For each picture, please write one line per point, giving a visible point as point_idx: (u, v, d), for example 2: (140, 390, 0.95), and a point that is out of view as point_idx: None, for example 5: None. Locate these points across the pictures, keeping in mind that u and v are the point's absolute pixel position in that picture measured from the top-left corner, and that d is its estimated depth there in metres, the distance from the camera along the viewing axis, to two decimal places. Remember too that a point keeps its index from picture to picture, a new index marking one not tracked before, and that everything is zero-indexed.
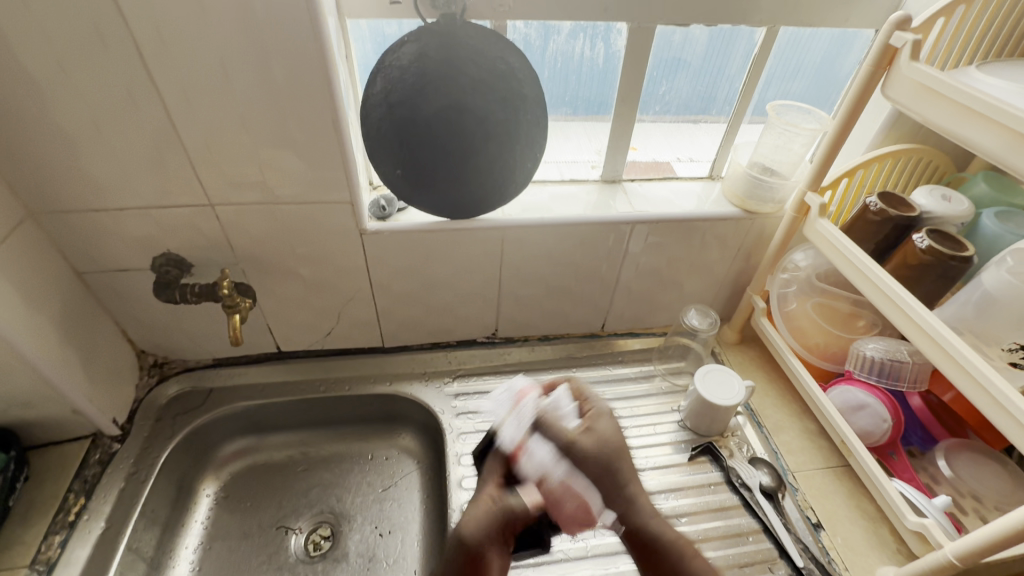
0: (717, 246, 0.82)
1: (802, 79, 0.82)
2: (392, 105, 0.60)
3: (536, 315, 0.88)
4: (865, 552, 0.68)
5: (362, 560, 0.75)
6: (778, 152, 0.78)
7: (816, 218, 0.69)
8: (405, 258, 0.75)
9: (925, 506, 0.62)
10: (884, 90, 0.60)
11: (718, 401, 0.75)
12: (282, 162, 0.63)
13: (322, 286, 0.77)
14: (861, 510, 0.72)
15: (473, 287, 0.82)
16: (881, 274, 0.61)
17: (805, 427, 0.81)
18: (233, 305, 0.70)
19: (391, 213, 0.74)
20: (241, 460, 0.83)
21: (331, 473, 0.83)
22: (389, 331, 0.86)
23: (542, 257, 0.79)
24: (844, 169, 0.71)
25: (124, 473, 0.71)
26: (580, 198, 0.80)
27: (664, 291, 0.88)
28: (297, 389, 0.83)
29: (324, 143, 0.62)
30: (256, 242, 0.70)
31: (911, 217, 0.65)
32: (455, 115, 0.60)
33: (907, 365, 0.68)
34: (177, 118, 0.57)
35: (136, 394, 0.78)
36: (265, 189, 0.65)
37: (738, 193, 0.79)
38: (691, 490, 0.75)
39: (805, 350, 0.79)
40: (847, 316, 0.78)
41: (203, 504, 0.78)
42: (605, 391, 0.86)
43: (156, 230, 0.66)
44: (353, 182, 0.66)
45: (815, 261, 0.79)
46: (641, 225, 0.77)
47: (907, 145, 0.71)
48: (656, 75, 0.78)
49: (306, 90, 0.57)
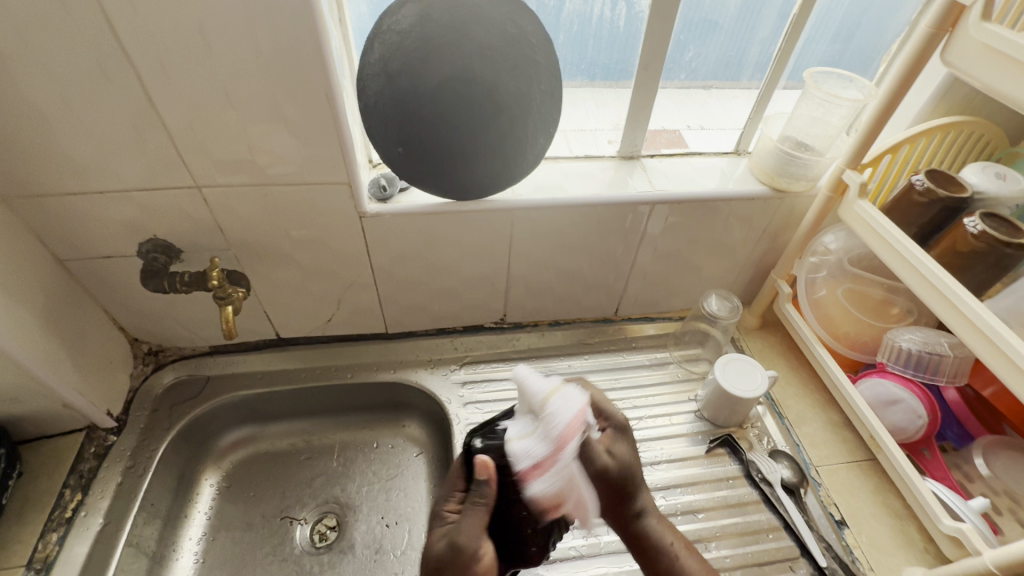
0: (742, 227, 0.77)
1: (843, 42, 0.75)
2: (392, 76, 0.55)
3: (548, 300, 0.84)
4: (891, 551, 0.65)
5: (369, 551, 0.73)
6: (814, 125, 0.72)
7: (855, 199, 0.63)
8: (408, 243, 0.71)
9: (961, 509, 0.59)
10: (945, 55, 0.53)
11: (738, 392, 0.71)
12: (272, 141, 0.57)
13: (321, 272, 0.72)
14: (888, 507, 0.69)
15: (481, 273, 0.77)
16: (928, 261, 0.55)
17: (830, 418, 0.77)
18: (226, 296, 0.66)
19: (392, 193, 0.69)
20: (242, 450, 0.81)
21: (336, 462, 0.81)
22: (393, 317, 0.82)
23: (555, 240, 0.74)
24: (888, 145, 0.65)
25: (121, 467, 0.68)
26: (595, 175, 0.75)
27: (683, 274, 0.83)
28: (298, 378, 0.80)
29: (317, 118, 0.56)
30: (248, 226, 0.65)
31: (961, 198, 0.59)
32: (463, 84, 0.54)
33: (947, 359, 0.63)
34: (153, 93, 0.52)
35: (132, 384, 0.76)
36: (254, 169, 0.59)
37: (768, 170, 0.73)
38: (707, 484, 0.72)
39: (833, 339, 0.75)
40: (880, 303, 0.73)
41: (206, 494, 0.76)
42: (620, 379, 0.82)
43: (141, 214, 0.62)
44: (351, 161, 0.60)
45: (847, 243, 0.74)
46: (662, 205, 0.72)
47: (960, 117, 0.64)
48: (683, 39, 0.71)
49: (296, 59, 0.51)
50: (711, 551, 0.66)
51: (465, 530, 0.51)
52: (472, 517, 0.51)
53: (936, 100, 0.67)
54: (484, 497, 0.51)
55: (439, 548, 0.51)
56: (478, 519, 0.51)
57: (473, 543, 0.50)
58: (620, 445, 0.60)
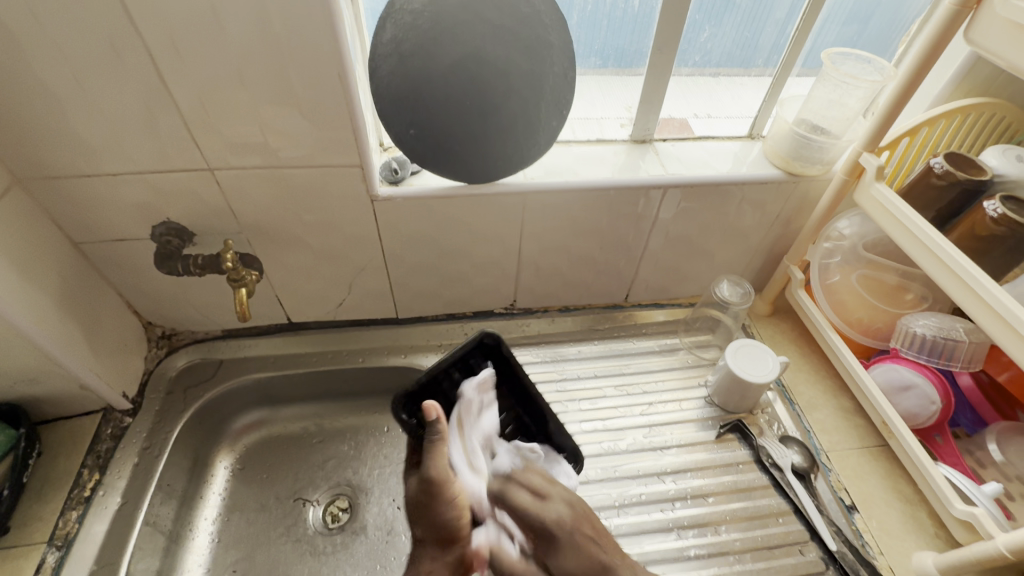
0: (755, 212, 0.76)
1: (861, 23, 0.74)
2: (405, 57, 0.54)
3: (558, 286, 0.84)
4: (901, 536, 0.65)
5: (380, 533, 0.74)
6: (831, 108, 0.71)
7: (871, 182, 0.62)
8: (419, 227, 0.71)
9: (973, 494, 0.59)
10: (968, 34, 0.52)
11: (749, 377, 0.71)
12: (285, 123, 0.57)
13: (333, 256, 0.73)
14: (899, 492, 0.69)
15: (492, 257, 0.77)
16: (945, 245, 0.55)
17: (841, 404, 0.77)
18: (240, 278, 0.66)
19: (404, 176, 0.68)
20: (255, 433, 0.82)
21: (347, 446, 0.82)
22: (403, 302, 0.82)
23: (566, 225, 0.74)
24: (906, 127, 0.63)
25: (138, 447, 0.69)
26: (607, 159, 0.74)
27: (694, 260, 0.83)
28: (308, 362, 0.80)
29: (329, 100, 0.56)
30: (260, 210, 0.65)
31: (981, 181, 0.58)
32: (475, 66, 0.54)
33: (963, 344, 0.63)
34: (166, 73, 0.51)
35: (146, 366, 0.76)
36: (267, 152, 0.59)
37: (782, 153, 0.72)
38: (717, 469, 0.72)
39: (846, 325, 0.74)
40: (894, 290, 0.72)
41: (220, 476, 0.77)
42: (630, 364, 0.82)
43: (154, 197, 0.62)
44: (363, 144, 0.60)
45: (862, 228, 0.74)
46: (674, 189, 0.71)
47: (978, 99, 0.63)
48: (699, 19, 0.70)
49: (308, 40, 0.51)
50: (720, 535, 0.66)
51: (433, 465, 0.62)
52: (437, 451, 0.62)
53: (957, 81, 0.65)
54: (437, 434, 0.62)
55: (416, 485, 0.63)
56: (440, 450, 0.62)
57: (440, 473, 0.61)
58: (562, 496, 0.60)
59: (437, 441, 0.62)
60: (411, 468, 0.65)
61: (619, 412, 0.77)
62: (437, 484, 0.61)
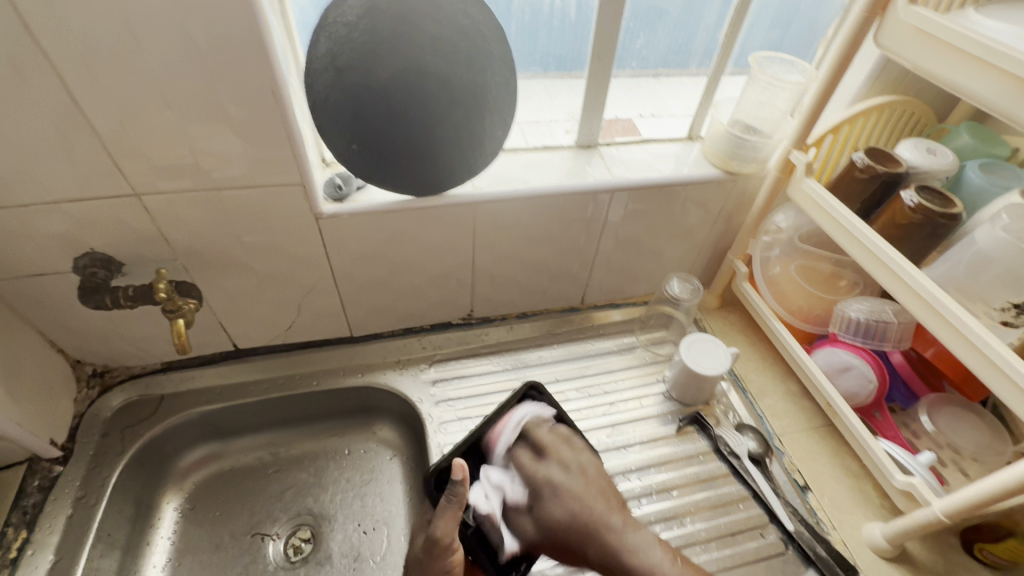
0: (698, 210, 0.79)
1: (783, 28, 0.78)
2: (340, 71, 0.53)
3: (514, 293, 0.84)
4: (851, 509, 0.69)
5: (347, 560, 0.72)
6: (761, 109, 0.74)
7: (802, 177, 0.66)
8: (367, 243, 0.69)
9: (910, 463, 0.62)
10: (876, 39, 0.56)
11: (702, 370, 0.73)
12: (218, 143, 0.54)
13: (278, 278, 0.70)
14: (845, 468, 0.73)
15: (445, 269, 0.76)
16: (871, 235, 0.58)
17: (789, 389, 0.81)
18: (176, 309, 0.62)
19: (348, 192, 0.66)
20: (205, 468, 0.77)
21: (307, 473, 0.79)
22: (356, 320, 0.80)
23: (517, 232, 0.74)
24: (829, 125, 0.67)
25: (71, 498, 0.64)
26: (555, 165, 0.74)
27: (645, 260, 0.85)
28: (259, 390, 0.77)
29: (264, 118, 0.54)
30: (196, 235, 0.62)
31: (898, 172, 0.62)
32: (416, 78, 0.54)
33: (893, 325, 0.68)
34: (79, 95, 0.48)
35: (77, 409, 0.71)
36: (198, 174, 0.56)
37: (720, 153, 0.75)
38: (678, 462, 0.74)
39: (788, 314, 0.78)
40: (829, 276, 0.77)
41: (168, 518, 0.73)
42: (590, 366, 0.84)
43: (74, 227, 0.57)
44: (304, 161, 0.58)
45: (797, 221, 0.77)
46: (621, 191, 0.72)
47: (893, 97, 0.68)
48: (633, 27, 0.72)
49: (236, 55, 0.49)
50: (686, 527, 0.68)
51: (440, 526, 0.53)
52: (448, 512, 0.54)
53: (871, 80, 0.70)
54: (456, 494, 0.53)
55: (419, 543, 0.56)
56: (455, 514, 0.53)
57: (449, 537, 0.53)
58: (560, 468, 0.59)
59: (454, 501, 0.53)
60: (422, 525, 0.57)
61: (582, 414, 0.78)
62: (441, 550, 0.53)
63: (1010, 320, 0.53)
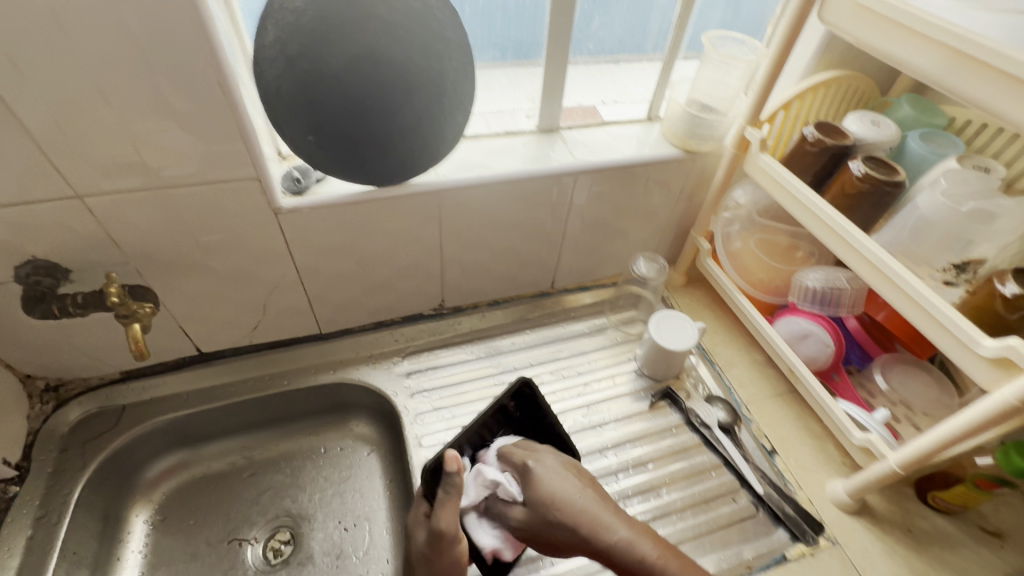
0: (660, 190, 0.80)
1: (733, 7, 0.79)
2: (292, 59, 0.52)
3: (484, 281, 0.84)
4: (815, 469, 0.72)
5: (329, 558, 0.71)
6: (717, 88, 0.76)
7: (757, 153, 0.68)
8: (331, 237, 0.67)
9: (867, 421, 0.65)
10: (821, 14, 0.58)
11: (671, 346, 0.75)
12: (164, 139, 0.52)
13: (239, 277, 0.67)
14: (809, 431, 0.76)
15: (413, 260, 0.75)
16: (823, 206, 0.61)
17: (754, 359, 0.84)
18: (130, 313, 0.60)
19: (308, 185, 0.65)
20: (175, 477, 0.75)
21: (283, 474, 0.78)
22: (325, 316, 0.78)
23: (484, 219, 0.74)
24: (781, 102, 0.69)
25: (30, 519, 0.61)
26: (518, 151, 0.74)
27: (612, 241, 0.86)
28: (227, 393, 0.75)
29: (212, 111, 0.52)
30: (148, 237, 0.59)
31: (846, 144, 0.65)
32: (372, 66, 0.53)
33: (846, 291, 0.71)
34: (5, 92, 0.45)
35: (31, 426, 0.67)
36: (145, 172, 0.54)
37: (679, 133, 0.76)
38: (653, 436, 0.76)
39: (750, 286, 0.80)
40: (787, 248, 0.79)
41: (138, 532, 0.70)
42: (563, 349, 0.85)
43: (12, 234, 0.54)
44: (258, 154, 0.56)
45: (754, 196, 0.80)
46: (585, 174, 0.73)
47: (837, 72, 0.71)
48: (588, 9, 0.73)
49: (177, 44, 0.46)
50: (662, 498, 0.70)
51: (443, 519, 0.54)
52: (449, 505, 0.55)
53: (818, 56, 0.72)
54: (453, 486, 0.55)
55: (423, 538, 0.57)
56: (455, 505, 0.55)
57: (453, 529, 0.54)
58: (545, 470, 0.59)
59: (452, 492, 0.55)
60: (420, 519, 0.58)
61: (558, 396, 0.79)
62: (447, 540, 0.54)
63: (951, 280, 0.56)
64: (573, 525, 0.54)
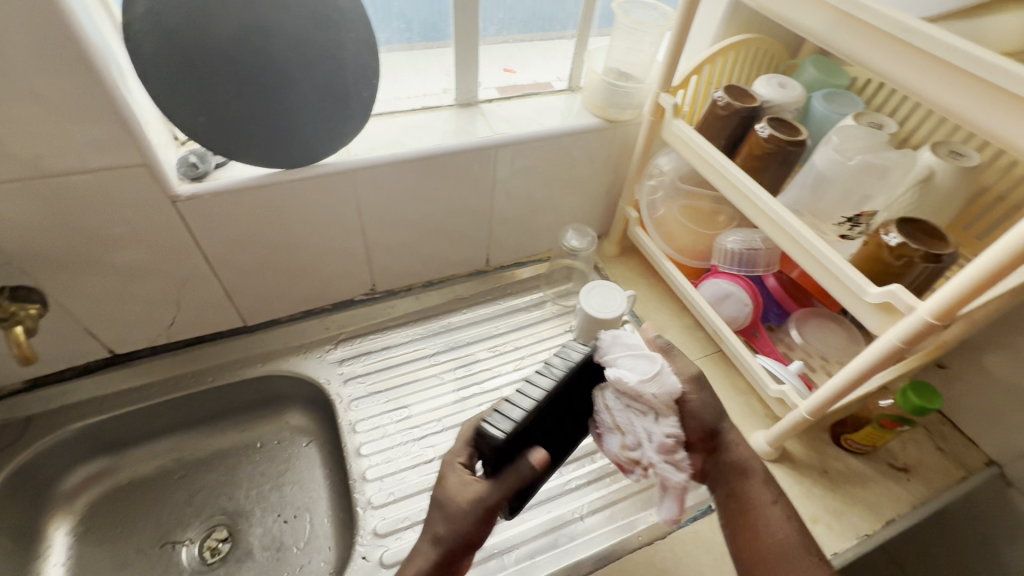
0: (585, 161, 0.80)
1: None
2: (171, 32, 0.50)
3: (415, 262, 0.83)
4: (741, 422, 0.76)
5: (269, 552, 0.70)
6: (631, 54, 0.76)
7: (671, 119, 0.68)
8: (241, 225, 0.64)
9: (782, 374, 0.69)
10: None
11: (600, 315, 0.76)
12: (29, 126, 0.48)
13: (144, 272, 0.64)
14: (735, 387, 0.79)
15: (335, 244, 0.73)
16: (732, 169, 0.62)
17: (685, 323, 0.87)
18: (9, 316, 0.55)
19: (206, 170, 0.61)
20: (99, 485, 0.72)
21: (216, 473, 0.76)
22: (247, 308, 0.75)
23: (404, 198, 0.72)
24: (692, 66, 0.71)
25: None
26: (436, 126, 0.72)
27: (542, 214, 0.86)
28: (147, 395, 0.72)
29: (81, 94, 0.48)
30: (30, 235, 0.55)
31: (753, 107, 0.66)
32: (261, 37, 0.53)
33: (761, 252, 0.73)
34: None
35: None
36: (13, 164, 0.50)
37: (598, 103, 0.76)
38: None
39: (677, 253, 0.82)
40: (710, 213, 0.80)
41: (59, 545, 0.67)
42: (499, 325, 0.85)
43: None
44: (142, 140, 0.53)
45: (678, 163, 0.80)
46: (505, 147, 0.72)
47: (745, 35, 0.72)
48: None
49: (25, 20, 0.42)
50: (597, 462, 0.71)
51: (487, 494, 0.45)
52: (496, 488, 0.45)
53: (726, 20, 0.73)
54: (515, 478, 0.45)
55: (456, 509, 0.46)
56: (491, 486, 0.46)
57: (488, 510, 0.46)
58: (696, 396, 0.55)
59: (516, 482, 0.45)
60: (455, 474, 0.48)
61: (494, 371, 0.80)
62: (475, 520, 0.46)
63: (846, 233, 0.60)
64: (728, 448, 0.56)
